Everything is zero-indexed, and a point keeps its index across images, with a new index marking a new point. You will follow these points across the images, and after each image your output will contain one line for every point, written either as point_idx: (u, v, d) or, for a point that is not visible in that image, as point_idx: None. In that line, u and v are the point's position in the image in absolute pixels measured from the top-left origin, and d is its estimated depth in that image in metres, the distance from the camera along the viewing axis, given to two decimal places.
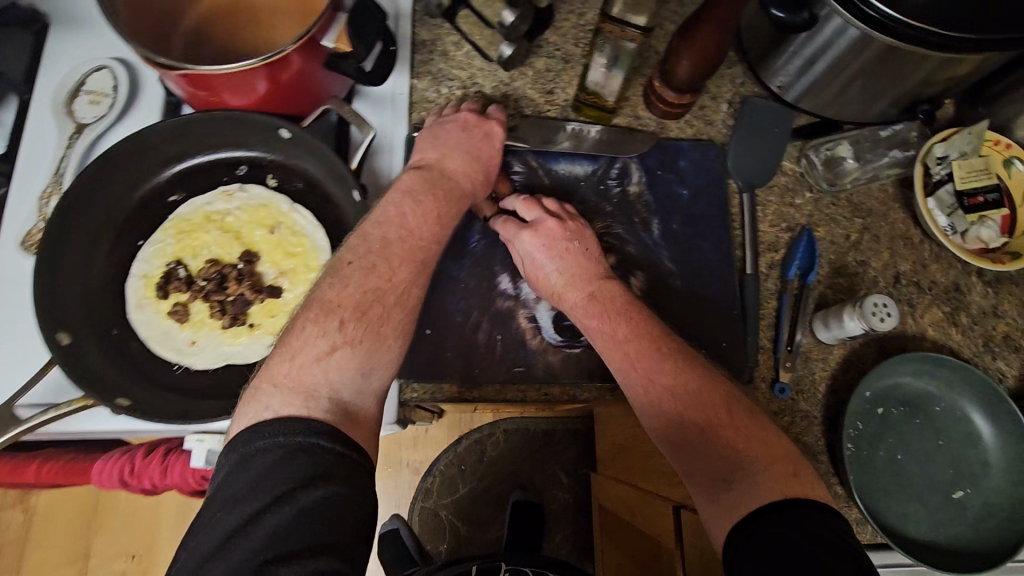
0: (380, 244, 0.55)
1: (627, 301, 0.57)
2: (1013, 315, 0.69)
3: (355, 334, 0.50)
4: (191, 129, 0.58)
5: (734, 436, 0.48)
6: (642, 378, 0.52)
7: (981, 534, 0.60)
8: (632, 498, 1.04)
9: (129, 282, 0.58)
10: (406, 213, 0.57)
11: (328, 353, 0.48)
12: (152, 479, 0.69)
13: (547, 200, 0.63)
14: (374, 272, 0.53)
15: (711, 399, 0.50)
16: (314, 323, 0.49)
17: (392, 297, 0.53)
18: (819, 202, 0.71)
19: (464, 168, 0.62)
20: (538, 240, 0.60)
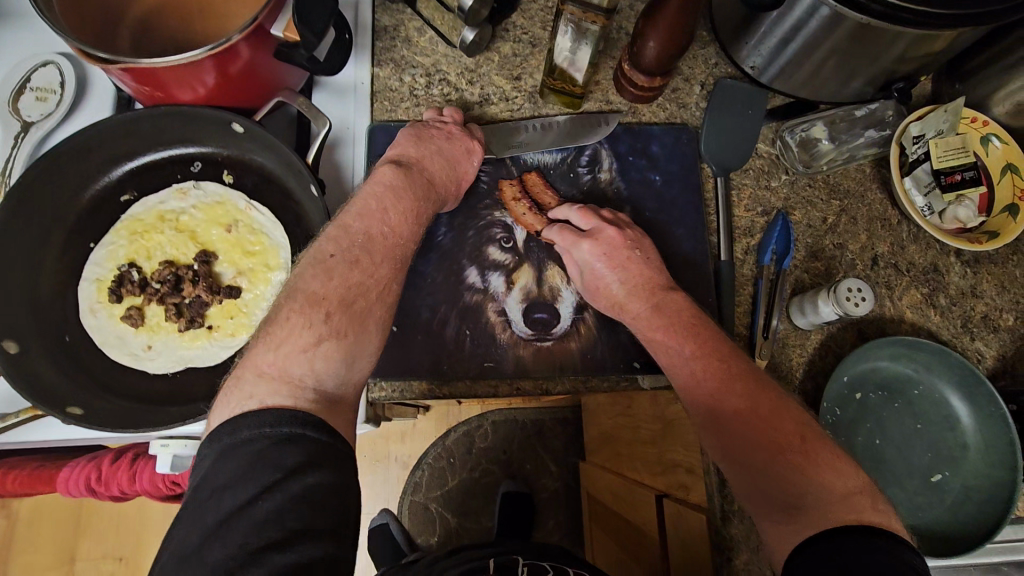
0: (361, 235, 0.52)
1: (697, 319, 0.56)
2: (992, 295, 0.68)
3: (336, 331, 0.47)
4: (138, 126, 0.56)
5: (803, 462, 0.46)
6: (707, 398, 0.51)
7: (961, 518, 0.60)
8: (618, 488, 1.03)
9: (82, 287, 0.57)
10: (389, 209, 0.54)
11: (312, 346, 0.45)
12: (119, 486, 0.67)
13: (603, 211, 0.63)
14: (357, 266, 0.50)
15: (782, 424, 0.48)
16: (290, 318, 0.46)
17: (373, 293, 0.50)
18: (795, 185, 0.70)
19: (445, 168, 0.60)
20: (598, 250, 0.59)
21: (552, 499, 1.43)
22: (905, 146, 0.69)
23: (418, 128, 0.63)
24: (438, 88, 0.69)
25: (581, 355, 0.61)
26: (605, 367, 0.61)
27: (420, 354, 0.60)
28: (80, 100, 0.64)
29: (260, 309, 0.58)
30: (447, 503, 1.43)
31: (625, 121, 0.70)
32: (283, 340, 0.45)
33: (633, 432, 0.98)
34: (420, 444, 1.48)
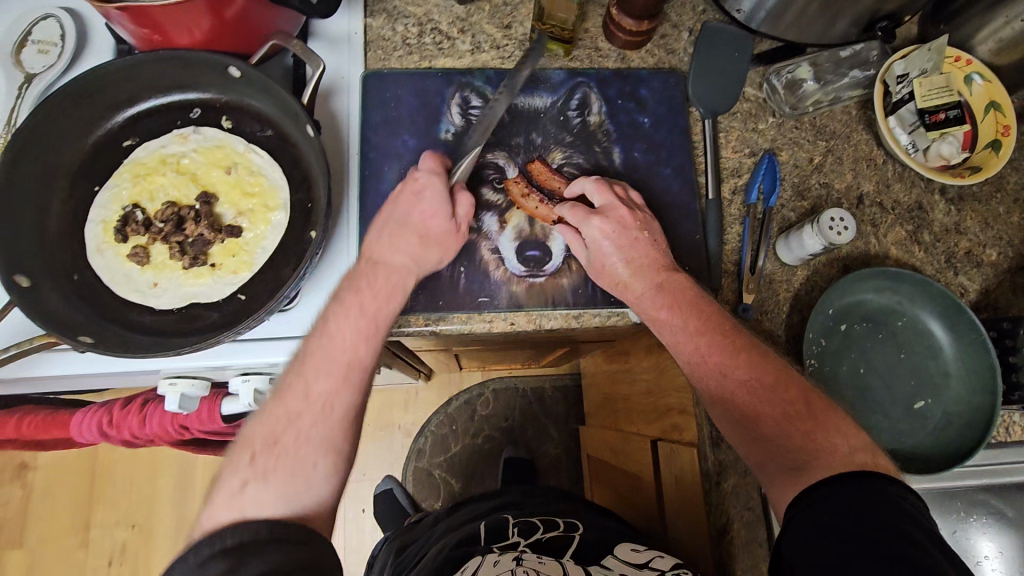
0: (300, 362, 0.55)
1: (697, 295, 0.58)
2: (975, 231, 0.70)
3: (268, 466, 0.50)
4: (140, 69, 0.58)
5: (810, 425, 0.52)
6: (713, 372, 0.55)
7: (940, 442, 0.62)
8: (616, 442, 1.06)
9: (87, 228, 0.58)
10: (330, 321, 0.56)
11: (239, 488, 0.49)
12: (131, 429, 0.70)
13: (619, 188, 0.63)
14: (294, 405, 0.53)
15: (787, 392, 0.54)
16: (232, 466, 0.51)
17: (311, 418, 0.53)
18: (782, 127, 0.71)
19: (397, 236, 0.58)
20: (608, 227, 0.60)
21: (553, 464, 1.46)
22: (889, 85, 0.69)
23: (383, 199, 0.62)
24: (431, 37, 0.70)
25: (573, 290, 0.63)
26: (595, 302, 0.63)
27: (416, 292, 0.62)
28: (80, 52, 0.66)
29: (261, 248, 0.59)
30: (450, 469, 1.45)
31: (614, 67, 0.71)
32: (223, 484, 0.50)
33: (630, 386, 1.00)
34: (423, 412, 1.50)
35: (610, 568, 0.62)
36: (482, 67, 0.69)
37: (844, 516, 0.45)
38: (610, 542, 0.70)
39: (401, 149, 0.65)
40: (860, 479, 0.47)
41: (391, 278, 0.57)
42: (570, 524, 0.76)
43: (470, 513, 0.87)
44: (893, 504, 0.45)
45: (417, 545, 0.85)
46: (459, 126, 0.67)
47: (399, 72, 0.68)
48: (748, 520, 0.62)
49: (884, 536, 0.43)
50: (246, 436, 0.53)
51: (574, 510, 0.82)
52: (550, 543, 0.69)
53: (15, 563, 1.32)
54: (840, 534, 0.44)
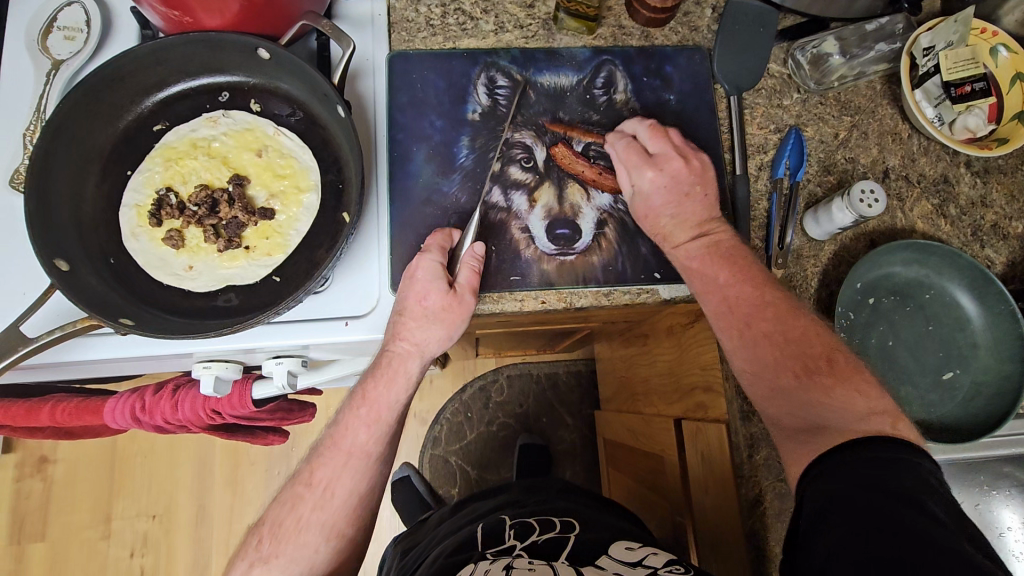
0: (312, 452, 0.59)
1: (736, 248, 0.59)
2: (1001, 204, 0.70)
3: (271, 549, 0.56)
4: (169, 52, 0.58)
5: (832, 383, 0.53)
6: (738, 319, 0.57)
7: (970, 413, 0.62)
8: (635, 426, 1.06)
9: (122, 212, 0.59)
10: (340, 414, 0.59)
11: (247, 569, 0.55)
12: (163, 415, 0.70)
13: (673, 134, 0.63)
14: (300, 482, 0.58)
15: (811, 348, 0.55)
16: (247, 548, 0.57)
17: (311, 503, 0.57)
18: (807, 102, 0.71)
19: (400, 317, 0.58)
20: (659, 179, 0.61)
21: (569, 449, 1.47)
22: (915, 58, 0.69)
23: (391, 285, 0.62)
24: (454, 18, 0.70)
25: (603, 268, 0.63)
26: (625, 280, 0.63)
27: None
28: (106, 38, 0.66)
29: (295, 230, 0.60)
30: (466, 456, 1.46)
31: (638, 45, 0.71)
32: (240, 562, 0.57)
33: (649, 369, 1.01)
34: (439, 400, 1.51)
35: (603, 567, 0.63)
36: (506, 47, 0.69)
37: (858, 486, 0.45)
38: (607, 540, 0.71)
39: (429, 130, 0.66)
40: (877, 449, 0.47)
41: (394, 364, 0.58)
42: (567, 524, 0.77)
43: (471, 514, 0.87)
44: (909, 472, 0.45)
45: (423, 544, 0.86)
46: (486, 106, 0.67)
47: (423, 53, 0.68)
48: (780, 493, 0.63)
49: (901, 506, 0.42)
50: (265, 513, 0.59)
51: (575, 509, 0.83)
52: (547, 544, 0.70)
53: (38, 556, 1.33)
54: (855, 505, 0.44)
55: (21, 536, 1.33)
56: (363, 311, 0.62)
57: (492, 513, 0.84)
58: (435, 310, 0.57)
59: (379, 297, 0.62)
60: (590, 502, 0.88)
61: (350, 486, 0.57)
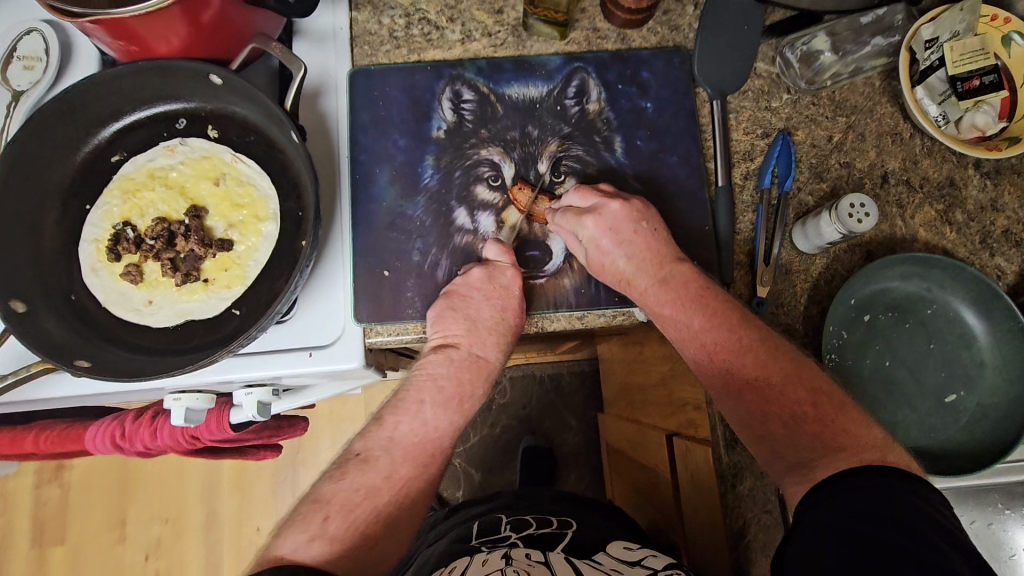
0: (387, 439, 0.56)
1: (705, 287, 0.56)
2: (1014, 208, 0.64)
3: (339, 532, 0.51)
4: (119, 83, 0.56)
5: (818, 430, 0.49)
6: (719, 370, 0.54)
7: (973, 439, 0.58)
8: (633, 434, 1.03)
9: (82, 247, 0.58)
10: (426, 404, 0.57)
11: (307, 545, 0.50)
12: (143, 442, 0.70)
13: (602, 185, 0.61)
14: (373, 468, 0.54)
15: (794, 393, 0.51)
16: (302, 520, 0.51)
17: (388, 496, 0.54)
18: (797, 103, 0.66)
19: (494, 330, 0.58)
20: (603, 225, 0.57)
21: (572, 452, 1.44)
22: (916, 52, 0.64)
23: (456, 285, 0.58)
24: (418, 29, 0.67)
25: (575, 291, 0.61)
26: (599, 302, 0.61)
27: (412, 296, 0.60)
28: (66, 67, 0.65)
29: (253, 261, 0.58)
30: (470, 459, 1.45)
31: (613, 49, 0.67)
32: (291, 537, 0.50)
33: (646, 376, 0.98)
34: None
35: (600, 563, 0.63)
36: (473, 57, 0.66)
37: (847, 514, 0.42)
38: (603, 538, 0.72)
39: (391, 150, 0.63)
40: (865, 480, 0.44)
41: (486, 377, 0.59)
42: (562, 523, 0.76)
43: (463, 514, 0.87)
44: (905, 502, 0.42)
45: (412, 549, 0.86)
46: (451, 123, 0.64)
47: (386, 68, 0.65)
48: (766, 524, 0.59)
49: (900, 539, 0.40)
50: (325, 490, 0.53)
51: (566, 510, 0.81)
52: (544, 539, 0.70)
53: (60, 558, 1.38)
54: (851, 537, 0.41)
55: (43, 540, 1.38)
56: (328, 341, 0.60)
57: (485, 513, 0.83)
58: (518, 330, 0.59)
59: (344, 327, 0.60)
60: (582, 501, 0.86)
61: (422, 489, 0.55)
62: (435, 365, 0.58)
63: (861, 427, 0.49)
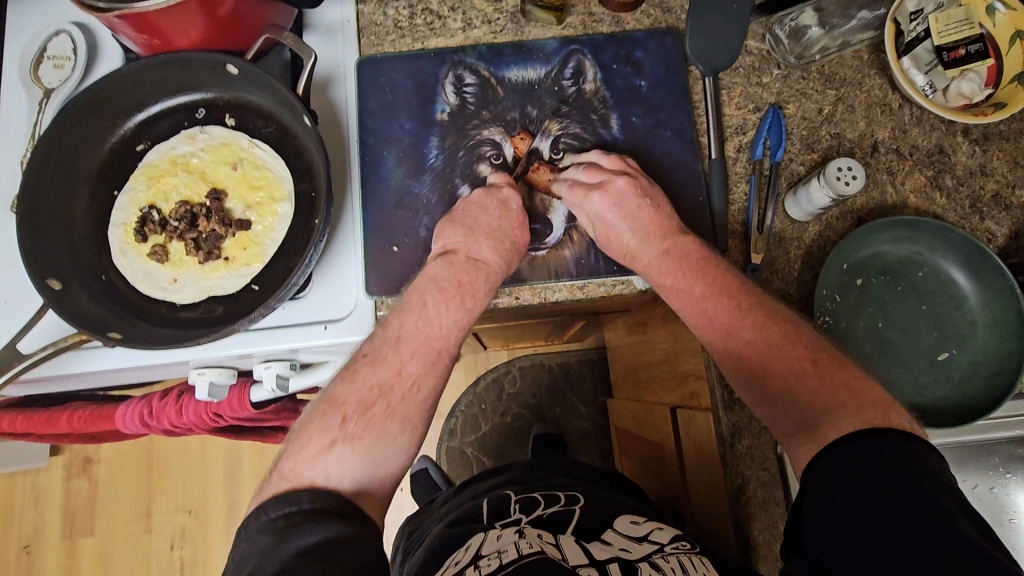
0: (394, 338, 0.57)
1: (707, 260, 0.58)
2: (1003, 172, 0.66)
3: (357, 431, 0.54)
4: (143, 75, 0.60)
5: (815, 387, 0.51)
6: (720, 334, 0.56)
7: (966, 395, 0.60)
8: (639, 414, 1.05)
9: (111, 231, 0.62)
10: (429, 304, 0.58)
11: (329, 448, 0.52)
12: (170, 419, 0.74)
13: (610, 161, 0.63)
14: (384, 366, 0.56)
15: (791, 352, 0.53)
16: (321, 422, 0.54)
17: (400, 393, 0.56)
18: (788, 78, 0.68)
19: (494, 235, 0.60)
20: (609, 200, 0.60)
21: (583, 438, 1.46)
22: (902, 23, 0.66)
23: (459, 204, 0.63)
24: (422, 18, 0.70)
25: (575, 261, 0.63)
26: (599, 271, 0.63)
27: (420, 270, 0.64)
28: (93, 65, 0.69)
29: (271, 239, 0.62)
30: (482, 447, 1.46)
31: (608, 31, 0.69)
32: (312, 440, 0.53)
33: (651, 354, 1.00)
34: (454, 392, 1.52)
35: (608, 543, 0.64)
36: (474, 44, 0.69)
37: (858, 474, 0.44)
38: (611, 514, 0.73)
39: (398, 133, 0.66)
40: (867, 441, 0.46)
41: (487, 277, 0.60)
42: (572, 497, 0.78)
43: (474, 490, 0.89)
44: (908, 462, 0.43)
45: (428, 523, 0.89)
46: (453, 105, 0.67)
47: (391, 56, 0.69)
48: (764, 481, 0.61)
49: (897, 493, 0.42)
50: (337, 391, 0.56)
51: (574, 483, 0.83)
52: (551, 519, 0.71)
53: (89, 549, 1.42)
54: (863, 498, 0.43)
55: (73, 531, 1.43)
56: (342, 315, 0.63)
57: (495, 490, 0.85)
58: (521, 243, 0.61)
59: (356, 301, 0.63)
60: (592, 475, 0.88)
61: (431, 386, 0.58)
62: (438, 270, 0.59)
63: (855, 383, 0.51)
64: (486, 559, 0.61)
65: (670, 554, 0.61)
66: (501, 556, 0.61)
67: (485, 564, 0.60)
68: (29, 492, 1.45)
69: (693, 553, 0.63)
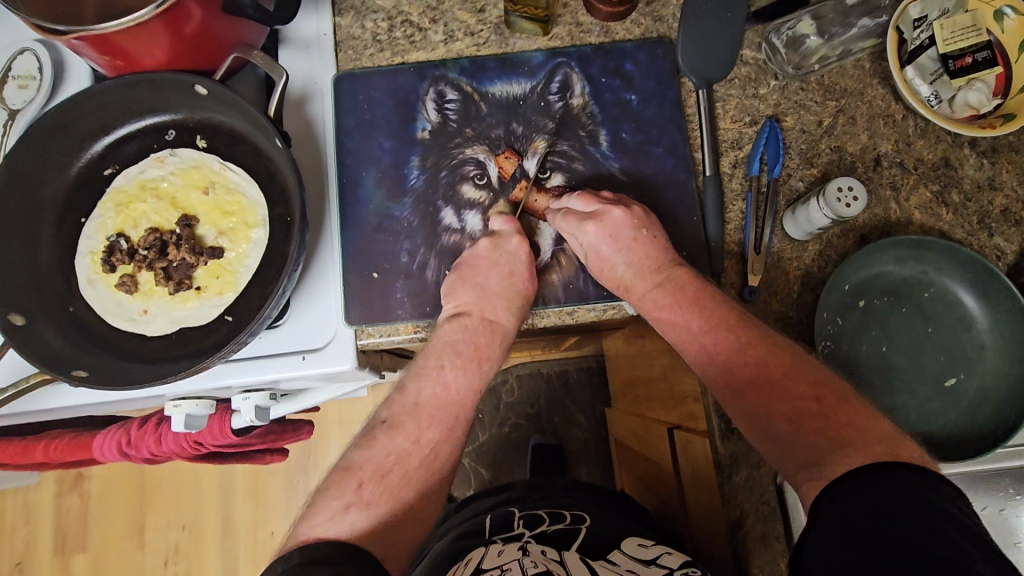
0: (411, 404, 0.57)
1: (702, 289, 0.57)
2: (1013, 185, 0.63)
3: (373, 498, 0.52)
4: (106, 96, 0.57)
5: (821, 425, 0.48)
6: (719, 369, 0.54)
7: (975, 423, 0.57)
8: (637, 430, 1.02)
9: (78, 260, 0.59)
10: (446, 368, 0.58)
11: (342, 512, 0.51)
12: (148, 448, 0.72)
13: (602, 194, 0.61)
14: (399, 435, 0.56)
15: (795, 389, 0.51)
16: (336, 487, 0.53)
17: (417, 460, 0.55)
18: (785, 89, 0.65)
19: (506, 296, 0.58)
20: (603, 231, 0.57)
21: (582, 449, 1.43)
22: (905, 31, 0.63)
23: (466, 257, 0.60)
24: (402, 31, 0.67)
25: (563, 285, 0.61)
26: (587, 297, 0.61)
27: (401, 297, 0.61)
28: (60, 84, 0.66)
29: (244, 267, 0.59)
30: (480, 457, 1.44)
31: (597, 42, 0.66)
32: (324, 506, 0.51)
33: (648, 369, 0.97)
34: None
35: (615, 564, 0.62)
36: (456, 57, 0.66)
37: (867, 513, 0.41)
38: (617, 536, 0.70)
39: (378, 152, 0.64)
40: (879, 477, 0.42)
41: (503, 337, 0.60)
42: (577, 518, 0.74)
43: (473, 509, 0.87)
44: (919, 498, 0.40)
45: (421, 545, 0.86)
46: (435, 123, 0.64)
47: (370, 71, 0.66)
48: (764, 515, 0.58)
49: (911, 539, 0.39)
50: (354, 458, 0.55)
51: (579, 503, 0.81)
52: (555, 537, 0.69)
53: (82, 566, 1.41)
54: (875, 539, 0.40)
55: (66, 548, 1.41)
56: (320, 345, 0.60)
57: (496, 508, 0.83)
58: (532, 295, 0.59)
59: (336, 330, 0.61)
60: (591, 496, 0.85)
61: (450, 452, 0.57)
62: (452, 334, 0.58)
63: (861, 415, 0.48)
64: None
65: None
66: (508, 574, 0.59)
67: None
68: (21, 509, 1.43)
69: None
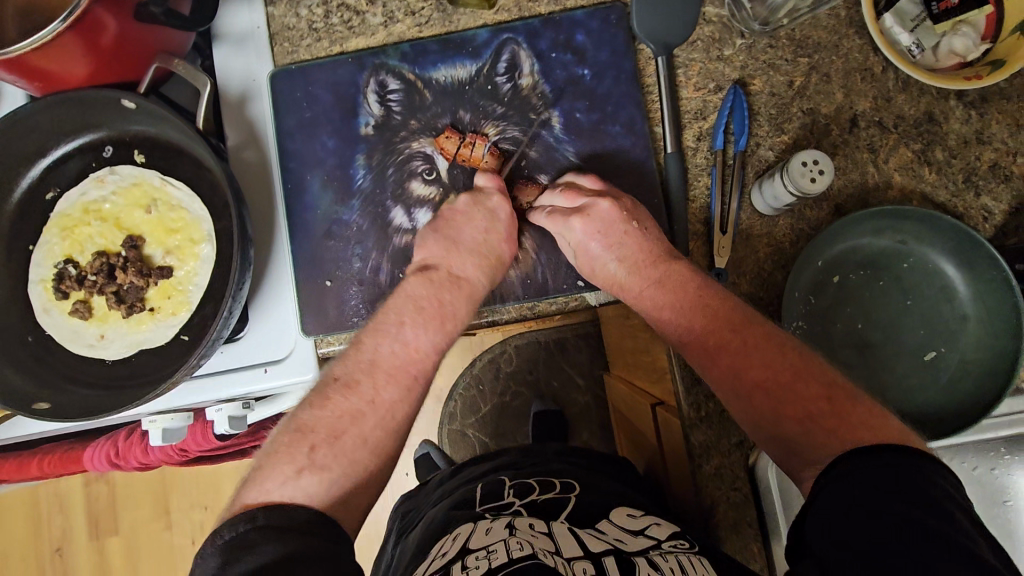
0: (369, 360, 0.55)
1: (702, 287, 0.54)
2: (1002, 138, 0.58)
3: (326, 461, 0.50)
4: (26, 120, 0.54)
5: (835, 425, 0.46)
6: (726, 374, 0.52)
7: (956, 397, 0.54)
8: (629, 399, 1.00)
9: (31, 289, 0.59)
10: (406, 325, 0.56)
11: (296, 476, 0.49)
12: (136, 458, 0.73)
13: (587, 183, 0.59)
14: (356, 393, 0.53)
15: (806, 389, 0.48)
16: (287, 451, 0.50)
17: (373, 420, 0.53)
18: (752, 48, 0.60)
19: (478, 251, 0.58)
20: (591, 228, 0.57)
21: (583, 413, 1.39)
22: None
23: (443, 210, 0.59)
24: (338, 16, 0.62)
25: (522, 281, 0.60)
26: (547, 291, 0.60)
27: (357, 304, 0.60)
28: None
29: (195, 284, 0.58)
30: (483, 428, 1.40)
31: (546, 12, 0.61)
32: (276, 470, 0.49)
33: (633, 341, 0.95)
34: (450, 375, 1.47)
35: (602, 532, 0.54)
36: (397, 42, 0.62)
37: (882, 492, 0.40)
38: (601, 501, 0.61)
39: (321, 153, 0.61)
40: (890, 456, 0.42)
41: (471, 297, 0.58)
42: (567, 485, 0.65)
43: (468, 473, 0.77)
44: (930, 484, 0.39)
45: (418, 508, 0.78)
46: (378, 117, 0.61)
47: (307, 65, 0.62)
48: (735, 502, 0.57)
49: (910, 509, 0.38)
50: (307, 417, 0.52)
51: (570, 470, 0.70)
52: (543, 505, 0.60)
53: (116, 547, 1.49)
54: (887, 517, 0.39)
55: (99, 532, 1.49)
56: (281, 356, 0.60)
57: (489, 473, 0.73)
58: (507, 256, 0.59)
59: (295, 342, 0.60)
60: (596, 458, 0.74)
61: (406, 411, 0.55)
62: (414, 287, 0.57)
63: (857, 403, 0.47)
64: (474, 558, 0.49)
65: (669, 551, 0.50)
66: (491, 558, 0.48)
67: (473, 566, 0.48)
68: (53, 499, 1.51)
69: (693, 552, 0.50)
